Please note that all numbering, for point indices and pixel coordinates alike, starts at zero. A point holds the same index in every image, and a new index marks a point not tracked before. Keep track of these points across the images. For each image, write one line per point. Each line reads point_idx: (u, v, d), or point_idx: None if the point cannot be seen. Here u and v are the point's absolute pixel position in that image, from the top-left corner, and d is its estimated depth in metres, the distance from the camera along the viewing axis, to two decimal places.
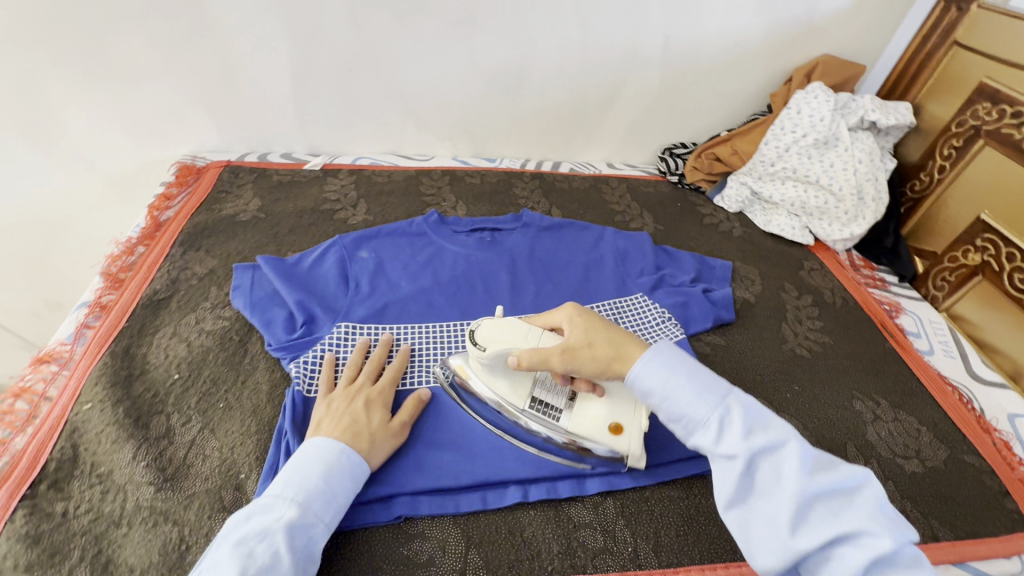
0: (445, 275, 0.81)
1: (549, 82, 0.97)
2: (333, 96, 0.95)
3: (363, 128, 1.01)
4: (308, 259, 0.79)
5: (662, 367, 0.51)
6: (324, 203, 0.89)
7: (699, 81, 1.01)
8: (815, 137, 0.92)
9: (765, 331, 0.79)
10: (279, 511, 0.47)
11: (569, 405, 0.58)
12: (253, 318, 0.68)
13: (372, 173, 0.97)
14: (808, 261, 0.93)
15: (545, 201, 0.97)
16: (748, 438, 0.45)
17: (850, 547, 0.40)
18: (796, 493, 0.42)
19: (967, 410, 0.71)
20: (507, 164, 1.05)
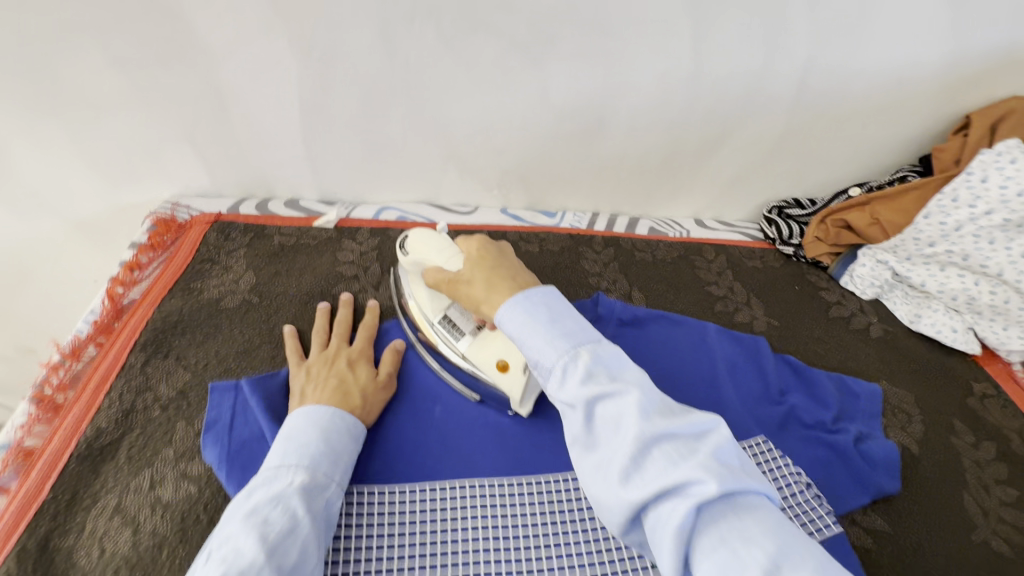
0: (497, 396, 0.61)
1: (637, 123, 0.74)
2: (355, 134, 0.73)
3: (391, 173, 0.78)
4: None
5: (521, 309, 0.44)
6: (338, 281, 0.68)
7: (834, 126, 0.76)
8: (1007, 218, 0.66)
9: (943, 509, 0.56)
10: (285, 480, 0.42)
11: (476, 333, 0.57)
12: (230, 485, 0.48)
13: (400, 235, 0.75)
14: (977, 382, 0.69)
15: (624, 280, 0.74)
16: (592, 388, 0.38)
17: (679, 499, 0.33)
18: (637, 441, 0.35)
19: None
20: (570, 223, 0.83)
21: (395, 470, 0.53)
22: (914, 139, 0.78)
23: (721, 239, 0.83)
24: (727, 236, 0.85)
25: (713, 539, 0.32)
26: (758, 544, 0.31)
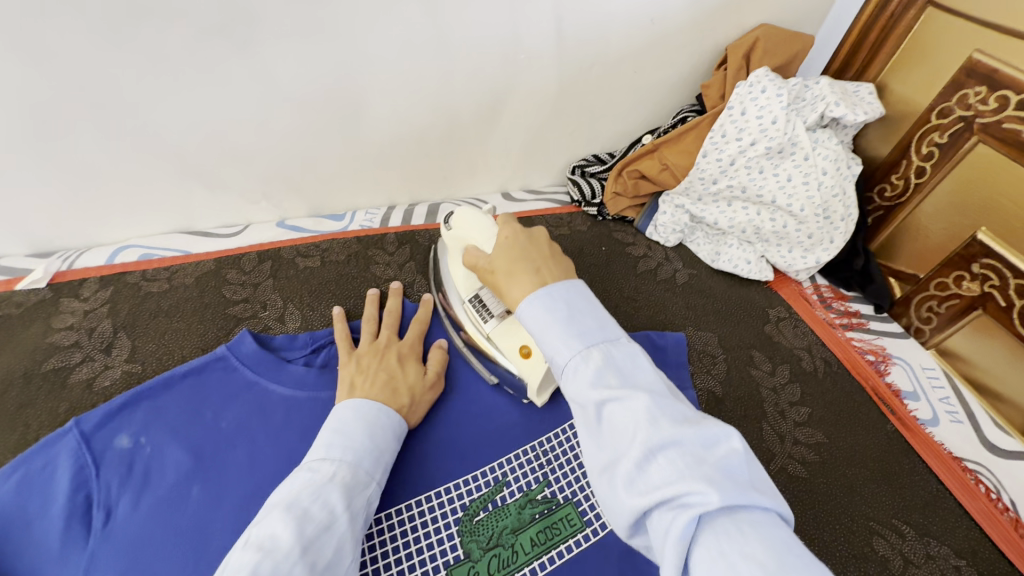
0: (273, 451, 0.52)
1: (399, 103, 0.65)
2: (37, 171, 0.57)
3: (117, 206, 0.64)
4: (7, 485, 0.45)
5: (541, 304, 0.40)
6: (52, 355, 0.55)
7: (607, 77, 0.73)
8: (768, 146, 0.68)
9: (743, 444, 0.58)
10: (325, 471, 0.40)
11: (503, 316, 0.55)
12: None
13: (143, 279, 0.62)
14: (772, 307, 0.72)
15: (422, 279, 0.67)
16: (602, 389, 0.34)
17: (678, 508, 0.30)
18: (642, 442, 0.31)
19: (1001, 514, 0.55)
20: (361, 223, 0.74)
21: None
22: (686, 79, 0.78)
23: (525, 212, 0.80)
24: (534, 207, 0.81)
25: (713, 557, 0.28)
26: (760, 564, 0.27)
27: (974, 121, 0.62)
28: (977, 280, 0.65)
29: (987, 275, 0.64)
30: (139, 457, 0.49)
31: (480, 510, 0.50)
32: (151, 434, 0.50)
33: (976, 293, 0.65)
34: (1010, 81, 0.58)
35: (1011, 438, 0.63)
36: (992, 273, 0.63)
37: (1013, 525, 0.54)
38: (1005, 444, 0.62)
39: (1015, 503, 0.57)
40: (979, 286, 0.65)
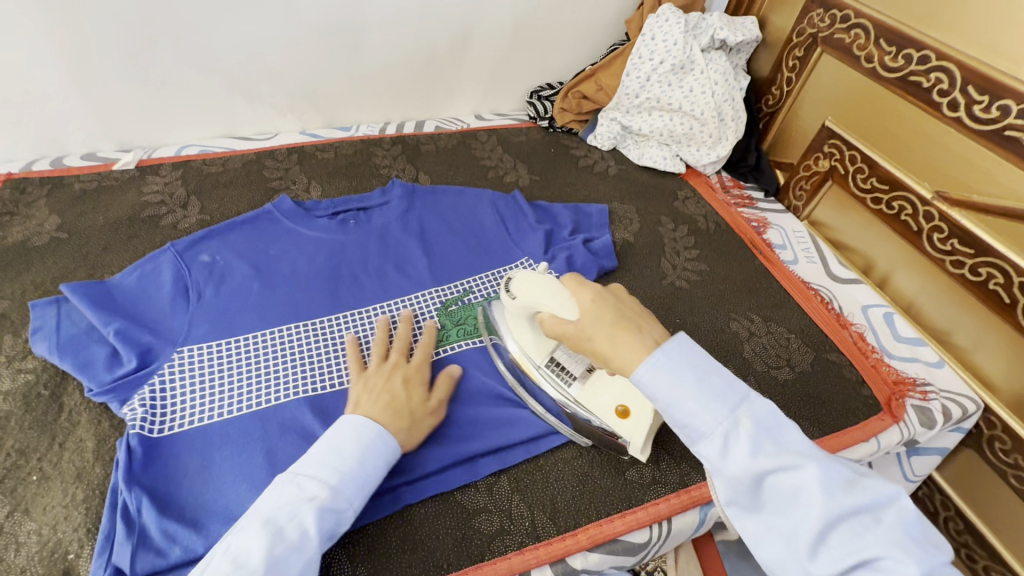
0: (307, 267, 0.72)
1: (391, 32, 0.87)
2: (129, 77, 0.78)
3: (181, 112, 0.85)
4: (131, 276, 0.67)
5: (665, 371, 0.40)
6: (145, 208, 0.76)
7: (553, 15, 0.94)
8: (672, 63, 0.89)
9: (646, 270, 0.79)
10: (312, 491, 0.44)
11: (586, 376, 0.56)
12: (65, 362, 0.57)
13: (203, 164, 0.84)
14: (681, 190, 0.94)
15: (411, 167, 0.89)
16: (763, 461, 0.36)
17: (871, 572, 0.33)
18: (819, 516, 0.34)
19: (828, 310, 0.77)
20: (364, 132, 0.95)
21: (218, 329, 0.63)
22: (615, 17, 0.99)
23: (492, 126, 1.01)
24: (499, 123, 1.03)
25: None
26: None
27: (818, 36, 0.84)
28: (827, 157, 0.86)
29: (832, 153, 0.86)
30: (214, 265, 0.69)
31: (454, 303, 0.71)
32: (220, 254, 0.71)
33: (827, 168, 0.87)
34: (837, 2, 0.81)
35: (851, 271, 0.85)
36: (835, 149, 0.85)
37: (836, 316, 0.76)
38: (845, 275, 0.84)
39: (842, 308, 0.80)
40: (828, 162, 0.86)
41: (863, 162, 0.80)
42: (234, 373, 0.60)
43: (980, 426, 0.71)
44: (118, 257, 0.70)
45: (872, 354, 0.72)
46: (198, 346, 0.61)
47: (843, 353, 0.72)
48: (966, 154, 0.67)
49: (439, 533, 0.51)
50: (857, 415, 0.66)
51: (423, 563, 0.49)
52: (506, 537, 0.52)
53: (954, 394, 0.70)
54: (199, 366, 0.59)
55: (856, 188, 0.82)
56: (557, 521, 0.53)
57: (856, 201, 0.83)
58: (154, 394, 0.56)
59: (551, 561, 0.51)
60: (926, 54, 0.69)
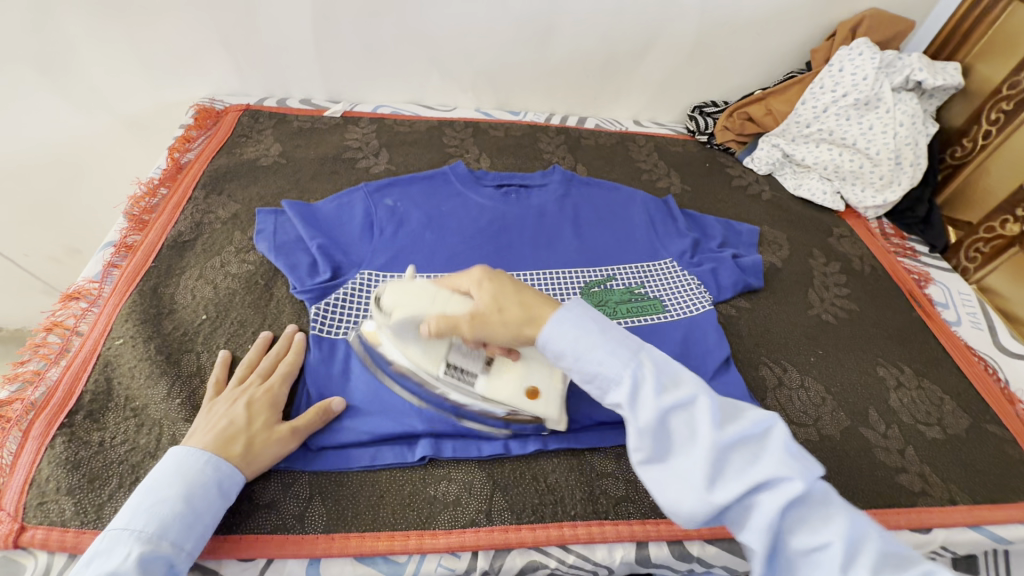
0: (471, 226, 0.78)
1: (580, 30, 0.93)
2: (355, 40, 0.91)
3: (385, 75, 0.97)
4: (330, 204, 0.77)
5: (567, 326, 0.44)
6: (346, 150, 0.88)
7: (736, 36, 0.96)
8: (856, 98, 0.87)
9: (791, 296, 0.78)
10: (124, 550, 0.41)
11: (487, 369, 0.53)
12: (278, 262, 0.68)
13: (395, 123, 0.95)
14: (837, 227, 0.91)
15: (571, 157, 0.95)
16: (664, 400, 0.40)
17: (767, 493, 0.37)
18: (712, 448, 0.38)
19: (992, 381, 0.72)
20: (531, 118, 1.03)
21: (393, 261, 0.71)
22: (799, 46, 0.99)
23: (648, 132, 1.04)
24: (655, 131, 1.06)
25: (793, 522, 0.37)
26: (835, 527, 0.36)
27: None
28: (1019, 222, 0.82)
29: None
30: (396, 208, 0.78)
31: (595, 286, 0.73)
32: (401, 200, 0.79)
33: (1016, 233, 0.82)
34: None
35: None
36: None
37: (1000, 389, 0.71)
38: (1016, 347, 0.78)
39: (1009, 381, 0.74)
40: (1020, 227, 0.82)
41: None
42: None
43: None
44: (322, 187, 0.81)
45: None
46: (376, 272, 0.68)
47: (1004, 427, 0.67)
48: None
49: (568, 485, 0.54)
50: (1015, 493, 0.61)
51: (551, 506, 0.52)
52: (629, 505, 0.53)
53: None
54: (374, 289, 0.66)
55: None
56: None
57: None
58: (339, 302, 0.64)
59: (670, 539, 0.52)
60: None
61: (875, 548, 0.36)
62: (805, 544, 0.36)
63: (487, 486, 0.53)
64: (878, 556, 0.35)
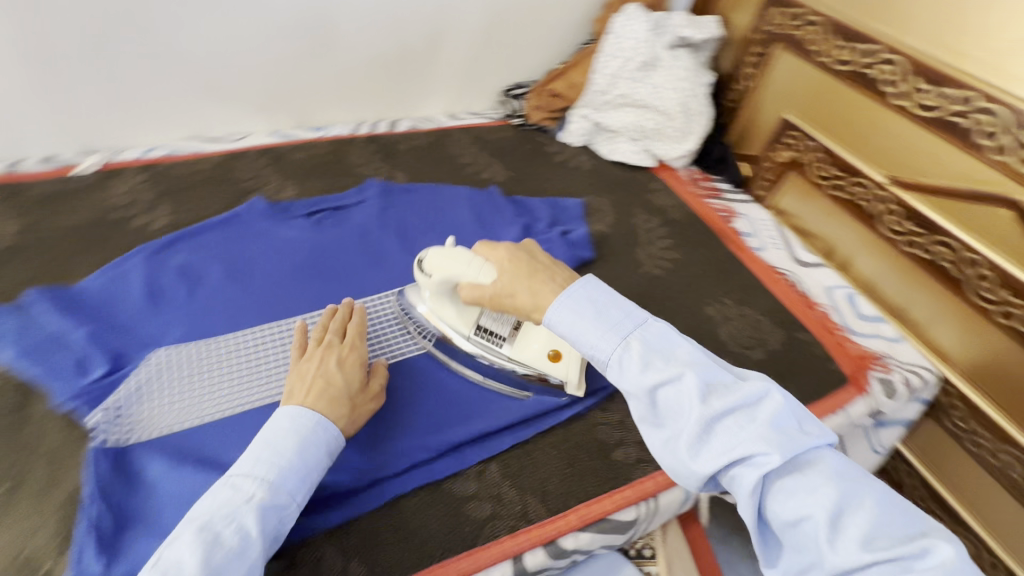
0: (282, 266, 0.70)
1: (363, 29, 0.87)
2: (97, 76, 0.76)
3: (148, 110, 0.83)
4: (97, 280, 0.65)
5: (569, 307, 0.49)
6: (111, 211, 0.74)
7: (523, 13, 0.96)
8: (640, 60, 0.93)
9: (621, 260, 0.82)
10: (247, 490, 0.44)
11: (513, 334, 0.61)
12: (32, 372, 0.56)
13: (170, 168, 0.82)
14: (651, 183, 0.96)
15: (386, 166, 0.89)
16: (652, 375, 0.44)
17: (749, 467, 0.41)
18: (698, 422, 0.42)
19: (795, 293, 0.80)
20: (338, 130, 0.94)
21: (189, 332, 0.62)
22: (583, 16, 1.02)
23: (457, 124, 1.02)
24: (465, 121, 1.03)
25: (779, 494, 0.40)
26: (821, 499, 0.39)
27: (775, 32, 0.90)
28: (789, 149, 0.91)
29: (815, 157, 0.86)
30: (184, 266, 0.68)
31: None
32: (191, 254, 0.69)
33: (789, 159, 0.91)
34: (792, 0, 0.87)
35: (814, 254, 0.88)
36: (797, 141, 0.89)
37: (802, 298, 0.80)
38: (808, 258, 0.87)
39: (809, 290, 0.83)
40: (790, 153, 0.91)
41: (825, 153, 0.84)
42: (209, 376, 0.58)
43: (937, 395, 0.75)
44: (83, 262, 0.67)
45: (838, 331, 0.76)
46: (169, 352, 0.60)
47: (812, 332, 0.76)
48: (915, 138, 0.72)
49: (431, 523, 0.51)
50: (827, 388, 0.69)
51: (416, 553, 0.49)
52: (497, 522, 0.52)
53: (914, 364, 0.74)
54: (170, 372, 0.58)
55: (817, 178, 0.86)
56: (546, 503, 0.54)
57: (817, 191, 0.87)
58: (122, 405, 0.55)
59: (543, 543, 0.51)
60: (877, 43, 0.74)
61: (865, 521, 0.37)
62: (793, 513, 0.39)
63: (341, 556, 0.48)
64: (869, 528, 0.37)
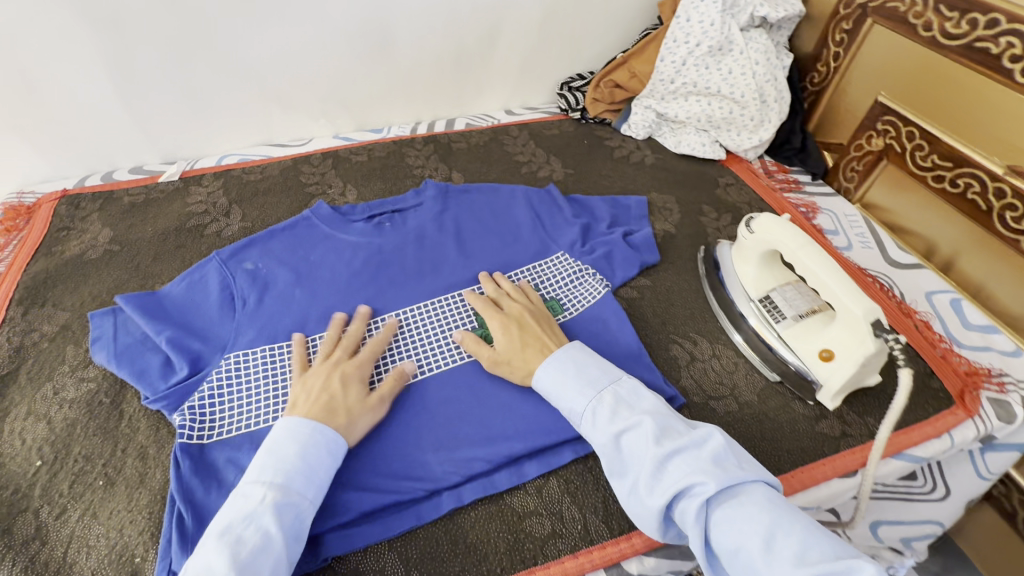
0: (513, 227, 1.02)
1: (703, 99, 1.16)
2: (447, 67, 1.19)
3: (464, 95, 1.26)
4: (433, 206, 1.03)
5: (546, 360, 0.72)
6: (450, 161, 1.14)
7: (853, 105, 1.09)
8: (997, 170, 0.86)
9: None
10: (259, 495, 0.57)
11: (795, 318, 0.78)
12: (430, 261, 0.95)
13: (534, 149, 1.19)
14: (942, 299, 0.93)
15: (686, 200, 1.09)
16: (619, 426, 0.63)
17: (693, 499, 0.55)
18: (653, 458, 0.58)
19: None
20: (567, 137, 1.22)
21: (515, 255, 0.97)
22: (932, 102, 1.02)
23: (748, 179, 1.15)
24: (757, 178, 1.16)
25: (721, 520, 0.53)
26: (755, 524, 0.51)
27: None
28: None
29: None
30: (489, 212, 1.05)
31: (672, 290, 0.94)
32: (482, 204, 1.05)
33: None
34: None
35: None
36: None
37: None
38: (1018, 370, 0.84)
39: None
40: None
41: None
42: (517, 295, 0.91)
43: None
44: (474, 196, 1.07)
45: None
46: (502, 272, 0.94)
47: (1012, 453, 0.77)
48: None
49: None
50: None
51: None
52: None
53: None
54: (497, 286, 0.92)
55: None
56: None
57: None
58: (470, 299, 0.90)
59: None
60: None
61: (791, 540, 0.49)
62: (732, 543, 0.51)
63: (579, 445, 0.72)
64: (798, 551, 0.48)
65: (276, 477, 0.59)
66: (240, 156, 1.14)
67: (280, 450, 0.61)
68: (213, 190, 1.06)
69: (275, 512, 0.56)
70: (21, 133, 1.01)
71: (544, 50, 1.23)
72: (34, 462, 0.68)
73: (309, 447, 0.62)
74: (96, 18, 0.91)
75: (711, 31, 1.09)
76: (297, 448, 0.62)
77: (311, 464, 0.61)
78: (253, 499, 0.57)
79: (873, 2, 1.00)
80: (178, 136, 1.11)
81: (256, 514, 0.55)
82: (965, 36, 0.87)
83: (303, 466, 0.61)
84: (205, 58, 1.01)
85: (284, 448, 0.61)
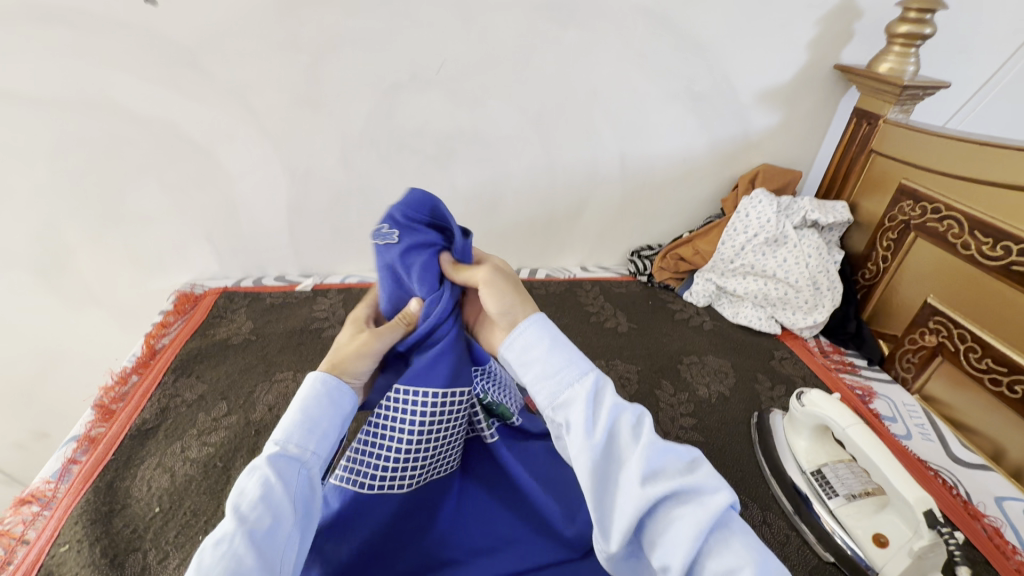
0: None
1: (759, 278, 1.30)
2: (539, 230, 1.44)
3: (548, 253, 1.49)
4: None
5: (542, 328, 0.59)
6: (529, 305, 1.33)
7: (900, 298, 1.20)
8: None
9: None
10: (265, 453, 0.53)
11: (847, 496, 0.82)
12: None
13: (603, 303, 1.36)
14: (1006, 501, 0.92)
15: (739, 366, 1.18)
16: (615, 412, 0.52)
17: (690, 506, 0.47)
18: (651, 450, 0.49)
19: (951, 495, 0.92)
20: (633, 297, 1.39)
21: None
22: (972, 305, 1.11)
23: (802, 353, 1.24)
24: (811, 353, 1.24)
25: (717, 539, 0.45)
26: (750, 549, 0.45)
27: None
28: None
29: None
30: None
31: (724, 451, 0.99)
32: None
33: None
34: None
35: None
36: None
37: (962, 504, 0.90)
38: None
39: None
40: None
41: None
42: None
43: None
44: None
45: (1009, 554, 0.82)
46: None
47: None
48: None
49: None
50: None
51: None
52: None
53: None
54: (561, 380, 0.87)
55: None
56: None
57: None
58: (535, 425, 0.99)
59: None
60: None
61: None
62: (726, 558, 0.44)
63: None
64: None
65: (276, 435, 0.54)
66: (360, 278, 1.40)
67: (284, 412, 0.56)
68: (335, 303, 1.29)
69: (273, 466, 0.51)
70: (211, 243, 1.32)
71: (621, 224, 1.47)
72: (153, 508, 0.80)
73: (309, 400, 0.56)
74: (292, 172, 1.24)
75: (767, 226, 1.26)
76: (298, 403, 0.56)
77: (310, 416, 0.55)
78: (258, 460, 0.53)
79: (914, 220, 1.14)
80: (319, 257, 1.40)
81: (258, 470, 0.51)
82: (1000, 259, 0.96)
83: (302, 416, 0.55)
84: (356, 206, 1.31)
85: (286, 406, 0.57)
